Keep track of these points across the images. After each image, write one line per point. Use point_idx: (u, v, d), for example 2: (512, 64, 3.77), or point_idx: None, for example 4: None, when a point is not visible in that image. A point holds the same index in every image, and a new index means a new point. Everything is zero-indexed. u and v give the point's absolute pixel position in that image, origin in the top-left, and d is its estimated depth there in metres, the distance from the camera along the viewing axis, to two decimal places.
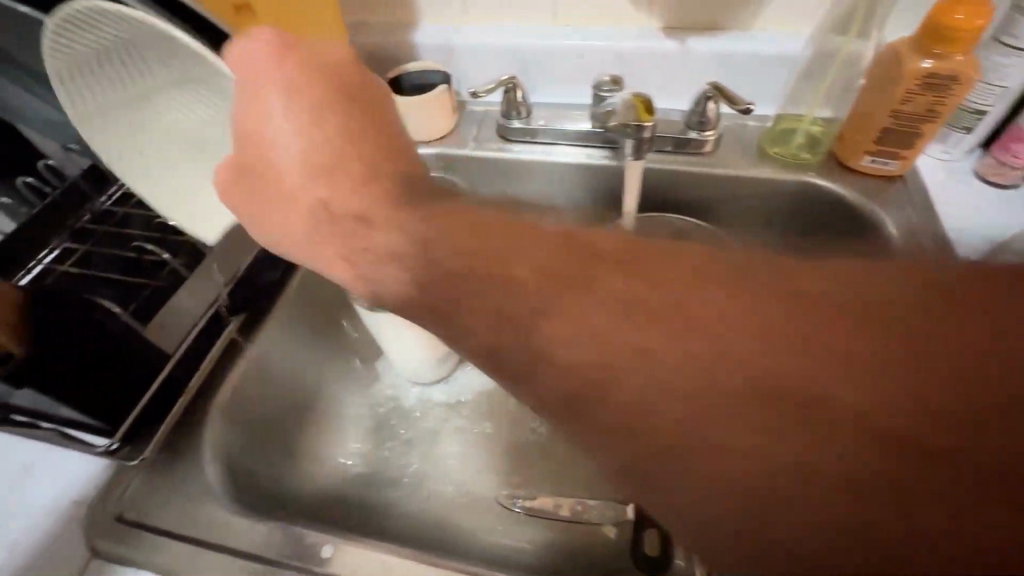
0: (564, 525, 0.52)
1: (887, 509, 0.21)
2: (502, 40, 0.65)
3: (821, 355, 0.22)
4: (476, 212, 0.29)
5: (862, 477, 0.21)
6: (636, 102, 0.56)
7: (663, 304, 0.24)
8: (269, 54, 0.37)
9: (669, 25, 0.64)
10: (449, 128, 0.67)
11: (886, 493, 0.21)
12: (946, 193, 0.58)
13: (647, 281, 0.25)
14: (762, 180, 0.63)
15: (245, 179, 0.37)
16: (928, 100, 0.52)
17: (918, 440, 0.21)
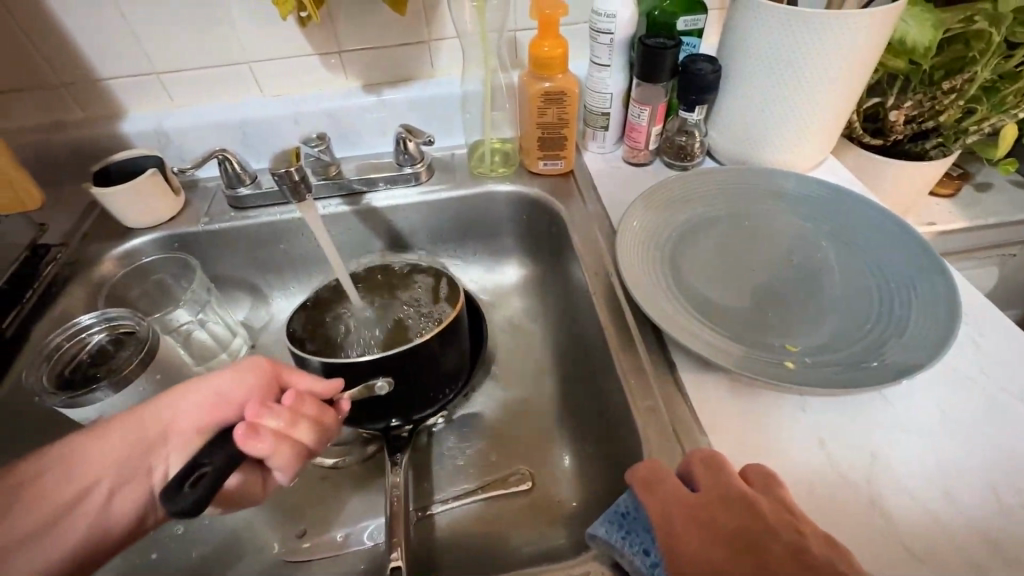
0: (329, 559, 0.49)
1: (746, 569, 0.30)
2: (216, 114, 0.65)
3: (711, 507, 0.33)
4: (157, 412, 0.42)
5: (703, 551, 0.31)
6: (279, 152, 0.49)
7: (656, 490, 0.35)
8: (204, 399, 0.43)
9: (368, 82, 0.67)
10: (176, 209, 0.63)
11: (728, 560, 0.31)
12: (610, 173, 0.65)
13: (186, 438, 0.42)
14: (472, 200, 0.65)
15: (132, 420, 0.41)
16: (558, 113, 0.59)
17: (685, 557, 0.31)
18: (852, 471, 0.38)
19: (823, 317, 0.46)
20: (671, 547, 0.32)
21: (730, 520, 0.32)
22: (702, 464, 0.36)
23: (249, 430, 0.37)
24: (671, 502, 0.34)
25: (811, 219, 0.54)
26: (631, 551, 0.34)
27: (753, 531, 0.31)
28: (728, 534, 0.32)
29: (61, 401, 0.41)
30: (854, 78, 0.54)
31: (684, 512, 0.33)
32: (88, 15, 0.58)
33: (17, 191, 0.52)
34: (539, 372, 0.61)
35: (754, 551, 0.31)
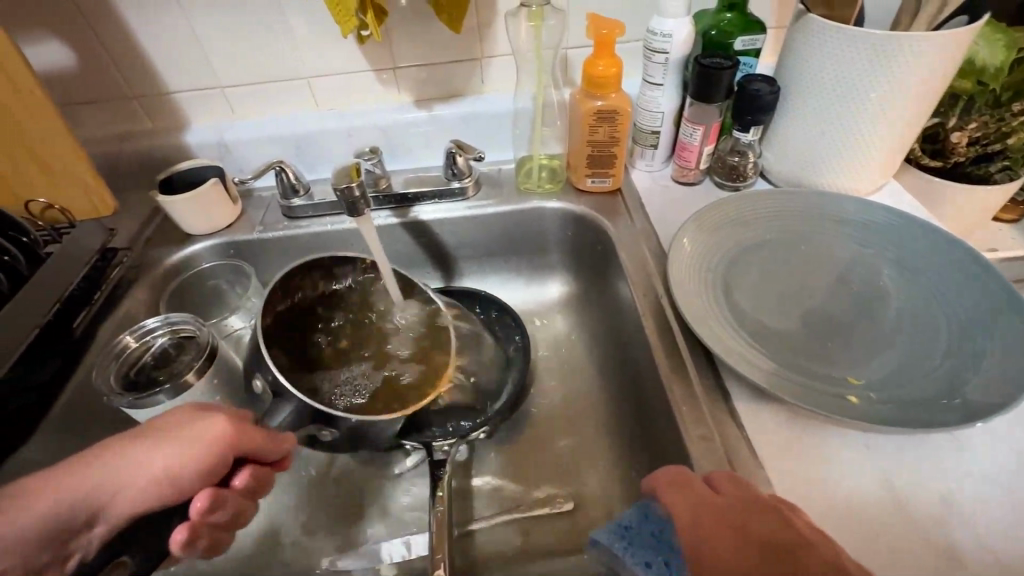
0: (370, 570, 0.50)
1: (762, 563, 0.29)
2: (274, 126, 0.68)
3: (732, 506, 0.33)
4: (95, 481, 0.37)
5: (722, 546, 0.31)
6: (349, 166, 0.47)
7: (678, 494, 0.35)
8: (150, 476, 0.37)
9: (419, 98, 0.69)
10: (233, 217, 0.66)
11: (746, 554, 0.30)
12: (659, 192, 0.64)
13: (124, 515, 0.37)
14: (518, 216, 0.66)
15: (65, 484, 0.36)
16: (609, 131, 0.59)
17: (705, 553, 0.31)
18: (920, 515, 0.36)
19: (887, 350, 0.44)
20: (694, 546, 0.32)
21: (752, 520, 0.31)
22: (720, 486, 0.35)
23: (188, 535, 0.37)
24: (695, 503, 0.34)
25: (873, 245, 0.52)
26: (633, 562, 0.34)
27: (775, 530, 0.30)
28: (748, 530, 0.31)
29: (127, 402, 0.43)
30: (922, 101, 0.52)
31: (706, 511, 0.33)
32: (163, 32, 0.61)
33: (93, 198, 0.58)
34: (581, 391, 0.60)
35: (781, 560, 0.29)
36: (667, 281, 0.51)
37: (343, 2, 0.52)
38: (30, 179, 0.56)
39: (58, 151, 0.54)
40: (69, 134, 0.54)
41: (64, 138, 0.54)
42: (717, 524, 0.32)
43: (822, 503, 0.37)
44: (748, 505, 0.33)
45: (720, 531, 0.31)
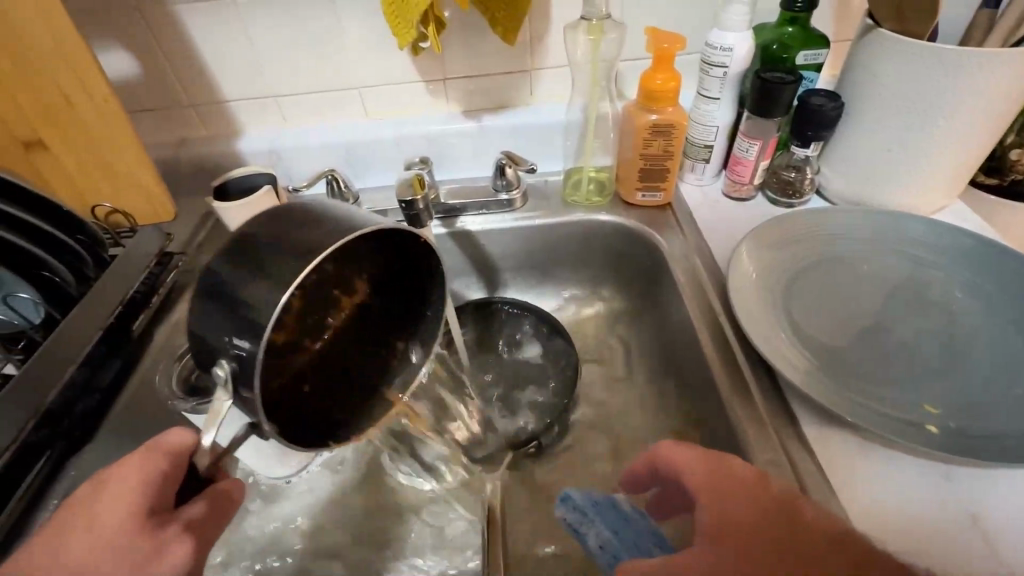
0: None
1: (767, 552, 0.30)
2: (324, 135, 0.68)
3: (747, 494, 0.33)
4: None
5: (731, 528, 0.32)
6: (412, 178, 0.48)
7: (704, 477, 0.34)
8: None
9: (467, 108, 0.69)
10: None
11: (760, 541, 0.31)
12: (711, 207, 0.62)
13: None
14: (565, 228, 0.65)
15: None
16: (663, 145, 0.58)
17: (713, 521, 0.32)
18: (1011, 554, 0.34)
19: (967, 377, 0.42)
20: (707, 520, 0.33)
21: (775, 514, 0.32)
22: (745, 501, 0.32)
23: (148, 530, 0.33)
24: (709, 482, 0.34)
25: (941, 266, 0.50)
26: (595, 530, 0.40)
27: (793, 529, 0.31)
28: (762, 520, 0.31)
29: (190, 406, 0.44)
30: (997, 118, 0.50)
31: (726, 496, 0.33)
32: (223, 42, 0.62)
33: (155, 205, 0.60)
34: (628, 409, 0.59)
35: (781, 549, 0.30)
36: (726, 298, 0.50)
37: (405, 16, 0.52)
38: (95, 183, 0.57)
39: (123, 157, 0.56)
40: (135, 141, 0.56)
41: (130, 146, 0.56)
42: (724, 492, 0.33)
43: (901, 537, 0.36)
44: (761, 487, 0.33)
45: (722, 499, 0.33)
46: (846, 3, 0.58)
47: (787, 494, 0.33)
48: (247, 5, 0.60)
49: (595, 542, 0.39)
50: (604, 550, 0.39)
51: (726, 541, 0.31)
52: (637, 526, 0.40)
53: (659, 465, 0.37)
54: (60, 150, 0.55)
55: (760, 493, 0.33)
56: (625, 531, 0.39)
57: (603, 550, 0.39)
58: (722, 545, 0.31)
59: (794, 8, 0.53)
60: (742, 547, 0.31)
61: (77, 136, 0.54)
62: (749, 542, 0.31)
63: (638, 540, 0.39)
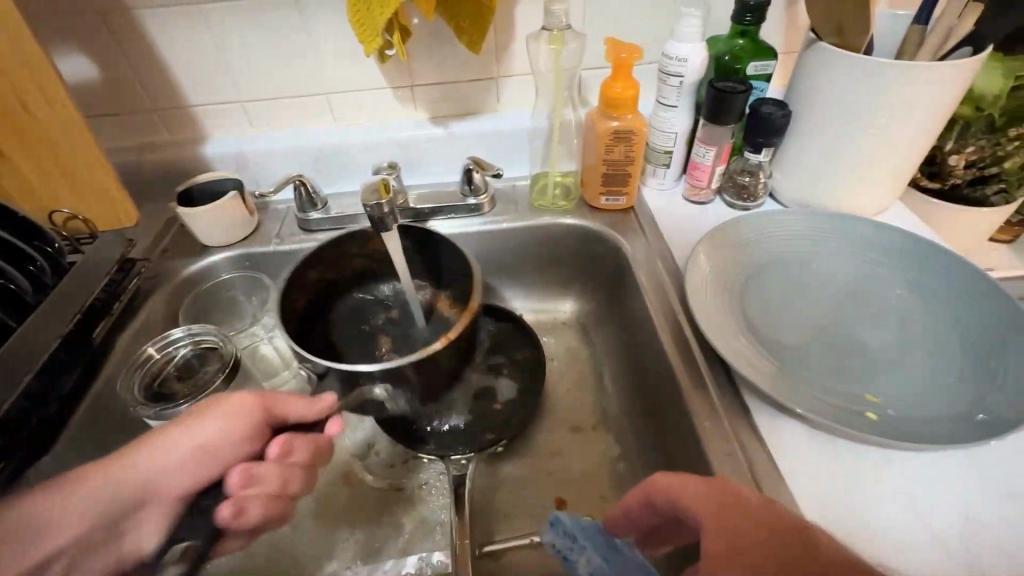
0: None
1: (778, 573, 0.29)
2: (290, 140, 0.68)
3: (762, 517, 0.32)
4: None
5: (740, 549, 0.31)
6: (378, 182, 0.49)
7: (717, 498, 0.33)
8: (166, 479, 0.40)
9: (435, 114, 0.70)
10: (250, 229, 0.66)
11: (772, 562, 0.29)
12: (672, 210, 0.65)
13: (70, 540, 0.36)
14: (532, 232, 0.66)
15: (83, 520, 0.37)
16: (624, 150, 0.60)
17: (720, 542, 0.31)
18: (944, 528, 0.37)
19: (905, 367, 0.45)
20: (718, 542, 0.31)
21: (787, 543, 0.30)
22: (756, 522, 0.31)
23: (234, 510, 0.39)
24: (719, 501, 0.33)
25: (881, 263, 0.54)
26: (586, 556, 0.40)
27: (811, 561, 0.29)
28: (777, 544, 0.30)
29: (151, 411, 0.43)
30: (930, 125, 0.54)
31: (736, 518, 0.32)
32: (187, 47, 0.62)
33: (117, 208, 0.59)
34: (595, 406, 0.61)
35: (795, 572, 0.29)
36: (685, 297, 0.52)
37: (370, 24, 0.53)
38: (52, 188, 0.56)
39: (83, 160, 0.55)
40: (96, 147, 0.55)
41: (91, 149, 0.55)
42: (728, 513, 0.32)
43: (846, 521, 0.38)
44: (767, 510, 0.32)
45: (724, 517, 0.32)
46: (792, 17, 0.61)
47: (793, 518, 0.31)
48: (211, 10, 0.59)
49: (584, 569, 0.40)
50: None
51: (732, 563, 0.30)
52: (624, 559, 0.39)
53: (656, 492, 0.36)
54: (16, 155, 0.54)
55: (777, 522, 0.31)
56: (616, 558, 0.39)
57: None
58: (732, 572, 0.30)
59: (744, 22, 0.56)
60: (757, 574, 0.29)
61: (33, 140, 0.53)
62: (758, 564, 0.30)
63: (627, 567, 0.38)
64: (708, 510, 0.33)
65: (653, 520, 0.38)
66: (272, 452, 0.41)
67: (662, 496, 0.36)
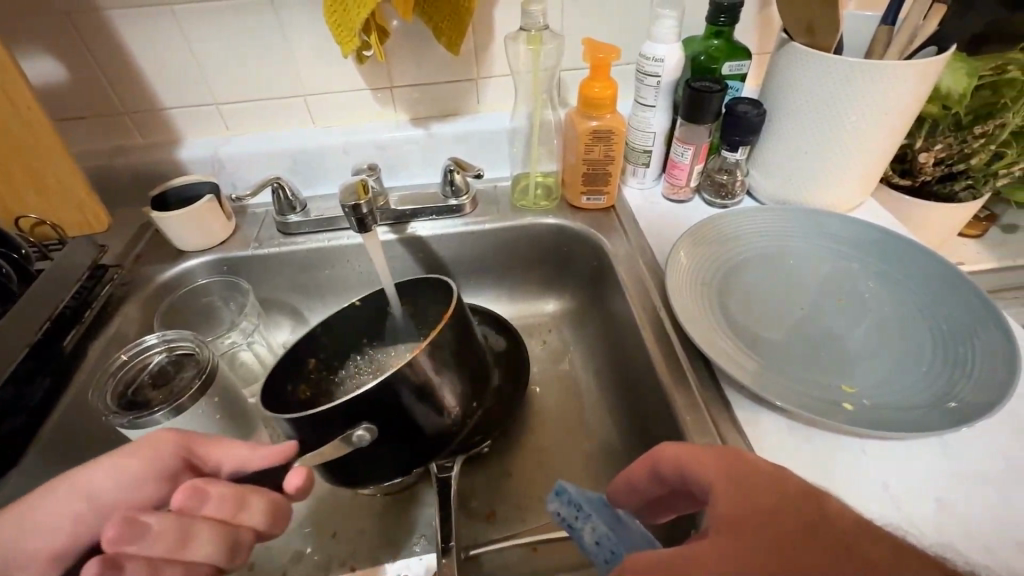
0: None
1: (795, 537, 0.28)
2: (267, 143, 0.67)
3: (772, 484, 0.31)
4: None
5: (756, 518, 0.29)
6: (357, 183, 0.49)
7: (726, 465, 0.32)
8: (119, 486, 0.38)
9: (415, 116, 0.70)
10: (227, 233, 0.65)
11: (791, 530, 0.28)
12: (652, 208, 0.66)
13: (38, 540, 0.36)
14: (515, 232, 0.66)
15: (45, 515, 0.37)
16: (604, 150, 0.60)
17: (734, 509, 0.30)
18: (918, 514, 0.38)
19: (880, 358, 0.46)
20: (733, 513, 0.30)
21: (805, 509, 0.29)
22: (769, 489, 0.30)
23: (109, 566, 0.30)
24: (730, 470, 0.32)
25: (856, 258, 0.55)
26: (589, 527, 0.40)
27: (828, 526, 0.28)
28: (789, 508, 0.29)
29: (123, 420, 0.42)
30: (899, 121, 0.55)
31: (749, 489, 0.31)
32: (159, 47, 0.60)
33: (87, 214, 0.57)
34: (580, 405, 0.61)
35: (809, 540, 0.28)
36: (666, 294, 0.52)
37: (347, 24, 0.53)
38: (17, 193, 0.54)
39: (50, 163, 0.54)
40: (64, 150, 0.53)
41: (59, 150, 0.53)
42: (737, 482, 0.31)
43: None
44: (782, 478, 0.31)
45: (734, 486, 0.31)
46: (766, 19, 0.62)
47: (805, 485, 0.31)
48: (183, 10, 0.58)
49: (589, 537, 0.40)
50: (601, 545, 0.39)
51: (742, 527, 0.29)
52: (628, 529, 0.39)
53: (660, 465, 0.35)
54: None
55: (788, 491, 0.30)
56: (622, 529, 0.39)
57: (599, 545, 0.39)
58: (747, 539, 0.29)
59: (719, 22, 0.57)
60: (775, 540, 0.28)
61: None
62: (772, 533, 0.29)
63: (631, 536, 0.39)
64: (720, 475, 0.32)
65: (659, 491, 0.37)
66: (178, 500, 0.35)
67: (671, 469, 0.34)
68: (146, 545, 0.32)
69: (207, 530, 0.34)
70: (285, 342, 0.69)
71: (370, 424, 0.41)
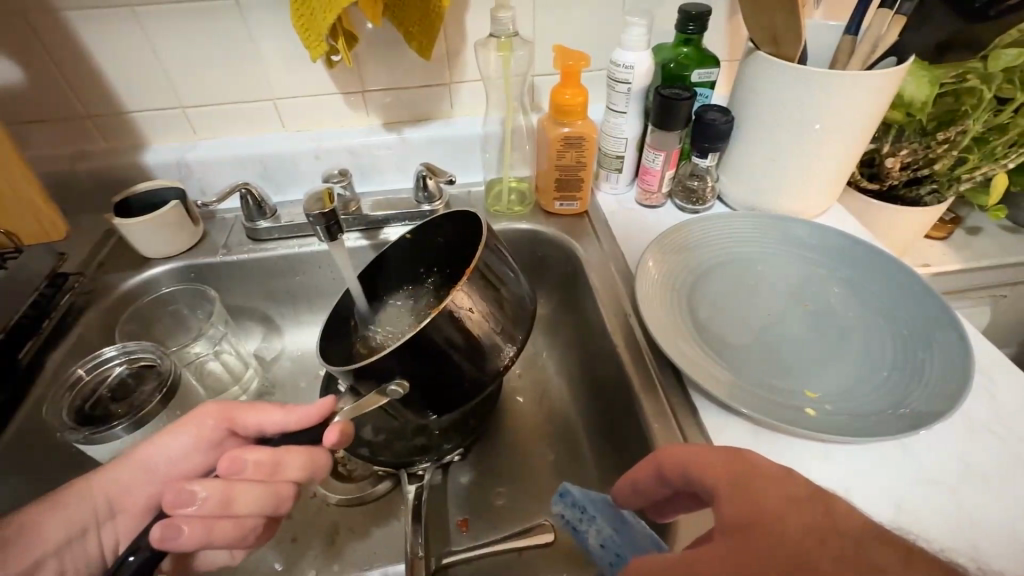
0: None
1: (801, 544, 0.27)
2: (236, 148, 0.66)
3: (779, 489, 0.29)
4: None
5: (761, 521, 0.28)
6: (324, 191, 0.48)
7: (736, 469, 0.31)
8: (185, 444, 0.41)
9: (388, 121, 0.69)
10: (194, 239, 0.64)
11: (798, 536, 0.27)
12: (625, 214, 0.66)
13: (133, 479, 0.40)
14: None
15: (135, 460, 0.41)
16: (576, 156, 0.61)
17: (742, 514, 0.29)
18: (876, 516, 0.39)
19: (845, 364, 0.46)
20: (739, 520, 0.29)
21: (812, 513, 0.28)
22: (775, 491, 0.29)
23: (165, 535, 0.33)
24: (738, 474, 0.31)
25: (824, 263, 0.56)
26: (594, 528, 0.41)
27: (835, 533, 0.27)
28: (794, 512, 0.28)
29: (82, 439, 0.41)
30: (863, 129, 0.56)
31: (756, 491, 0.29)
32: (122, 50, 0.59)
33: (42, 223, 0.55)
34: (554, 410, 0.61)
35: (811, 544, 0.26)
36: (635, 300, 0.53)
37: (314, 29, 0.52)
38: None
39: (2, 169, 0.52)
40: (19, 156, 0.52)
41: (12, 156, 0.51)
42: (743, 487, 0.30)
43: None
44: (787, 480, 0.30)
45: (739, 488, 0.30)
46: (734, 28, 0.63)
47: (814, 487, 0.29)
48: (145, 12, 0.57)
49: (594, 539, 0.41)
50: (606, 548, 0.40)
51: (747, 533, 0.28)
52: (633, 530, 0.40)
53: (665, 468, 0.34)
54: None
55: (798, 495, 0.29)
56: (626, 529, 0.40)
57: (604, 548, 0.40)
58: (749, 545, 0.27)
59: (687, 31, 0.57)
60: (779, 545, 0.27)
61: None
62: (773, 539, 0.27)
63: (636, 538, 0.39)
64: (730, 478, 0.31)
65: (666, 494, 0.36)
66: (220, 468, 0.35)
67: (675, 472, 0.33)
68: (195, 509, 0.34)
69: (250, 492, 0.36)
70: (255, 350, 0.68)
71: (403, 378, 0.39)
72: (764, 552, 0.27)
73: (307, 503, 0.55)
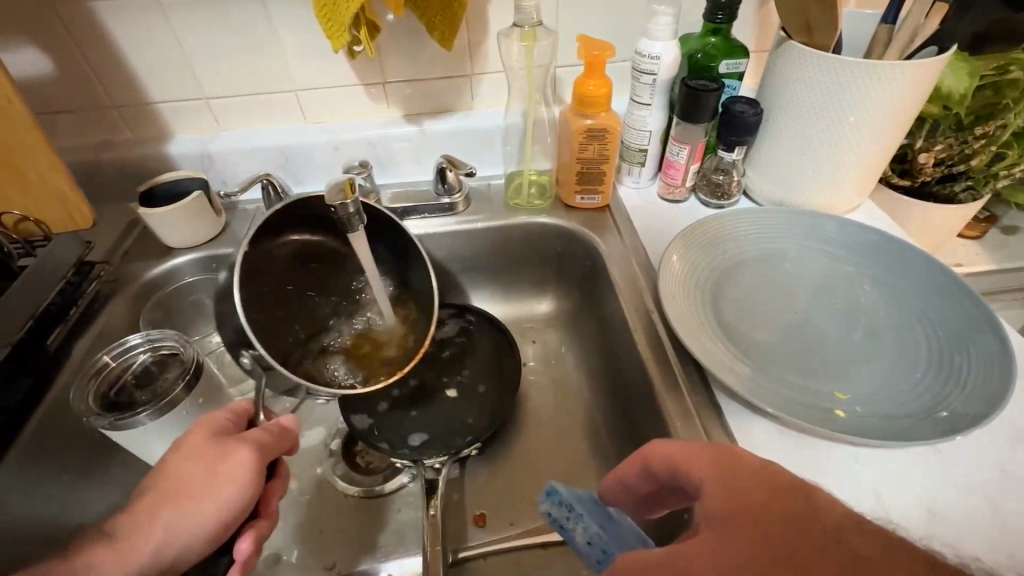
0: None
1: (783, 540, 0.26)
2: (257, 139, 0.66)
3: (763, 484, 0.28)
4: None
5: (743, 514, 0.27)
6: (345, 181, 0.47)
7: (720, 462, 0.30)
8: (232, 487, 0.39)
9: (408, 113, 0.69)
10: (217, 229, 0.64)
11: (780, 531, 0.26)
12: (647, 208, 0.65)
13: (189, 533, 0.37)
14: (508, 231, 0.66)
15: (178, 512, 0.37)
16: (599, 149, 0.60)
17: (722, 508, 0.28)
18: (907, 523, 0.37)
19: (875, 365, 0.45)
20: (721, 515, 0.28)
21: (797, 508, 0.27)
22: (760, 486, 0.28)
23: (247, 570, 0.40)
24: (722, 468, 0.30)
25: (853, 260, 0.54)
26: (578, 526, 0.40)
27: (817, 526, 0.26)
28: (779, 506, 0.27)
29: (109, 424, 0.42)
30: (899, 121, 0.54)
31: (741, 484, 0.28)
32: (148, 42, 0.60)
33: (70, 209, 0.56)
34: (572, 407, 0.61)
35: (796, 540, 0.25)
36: (658, 296, 0.52)
37: (335, 17, 0.52)
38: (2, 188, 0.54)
39: (31, 158, 0.53)
40: (48, 146, 0.53)
41: (40, 145, 0.52)
42: (727, 482, 0.29)
43: None
44: (769, 471, 0.29)
45: (721, 481, 0.29)
46: (765, 17, 0.61)
47: (797, 479, 0.28)
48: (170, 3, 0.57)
49: (581, 538, 0.40)
50: (592, 545, 0.39)
51: (731, 523, 0.27)
52: (619, 526, 0.39)
53: (652, 462, 0.33)
54: None
55: (782, 487, 0.28)
56: (613, 527, 0.39)
57: (590, 545, 0.39)
58: (729, 538, 0.27)
59: (716, 20, 0.56)
60: (762, 541, 0.26)
61: None
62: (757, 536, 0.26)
63: (623, 535, 0.39)
64: (711, 473, 0.30)
65: (650, 490, 0.35)
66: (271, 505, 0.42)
67: (661, 467, 0.32)
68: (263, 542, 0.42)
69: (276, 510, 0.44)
70: None
71: None
72: (743, 546, 0.26)
73: (326, 493, 0.55)
